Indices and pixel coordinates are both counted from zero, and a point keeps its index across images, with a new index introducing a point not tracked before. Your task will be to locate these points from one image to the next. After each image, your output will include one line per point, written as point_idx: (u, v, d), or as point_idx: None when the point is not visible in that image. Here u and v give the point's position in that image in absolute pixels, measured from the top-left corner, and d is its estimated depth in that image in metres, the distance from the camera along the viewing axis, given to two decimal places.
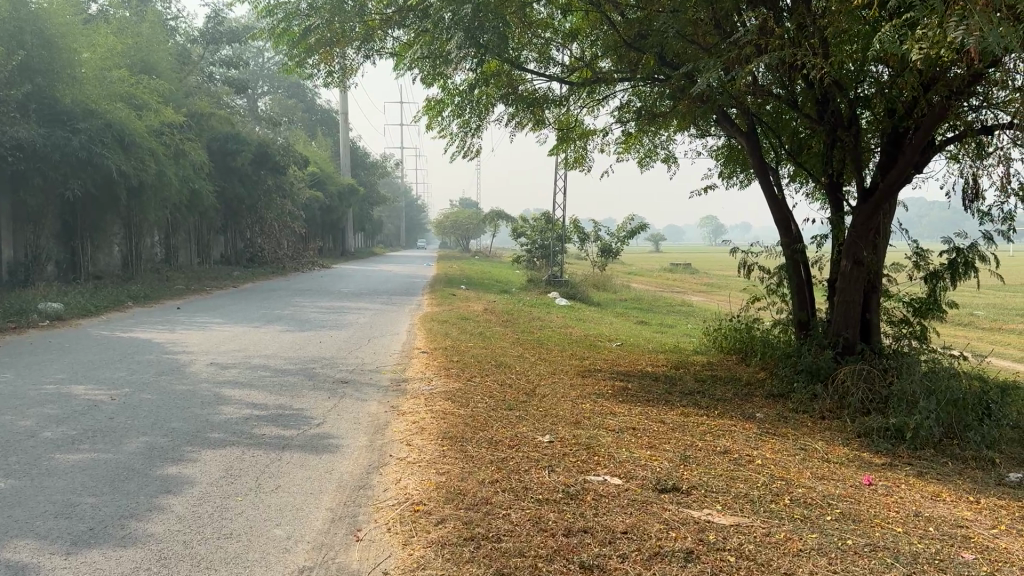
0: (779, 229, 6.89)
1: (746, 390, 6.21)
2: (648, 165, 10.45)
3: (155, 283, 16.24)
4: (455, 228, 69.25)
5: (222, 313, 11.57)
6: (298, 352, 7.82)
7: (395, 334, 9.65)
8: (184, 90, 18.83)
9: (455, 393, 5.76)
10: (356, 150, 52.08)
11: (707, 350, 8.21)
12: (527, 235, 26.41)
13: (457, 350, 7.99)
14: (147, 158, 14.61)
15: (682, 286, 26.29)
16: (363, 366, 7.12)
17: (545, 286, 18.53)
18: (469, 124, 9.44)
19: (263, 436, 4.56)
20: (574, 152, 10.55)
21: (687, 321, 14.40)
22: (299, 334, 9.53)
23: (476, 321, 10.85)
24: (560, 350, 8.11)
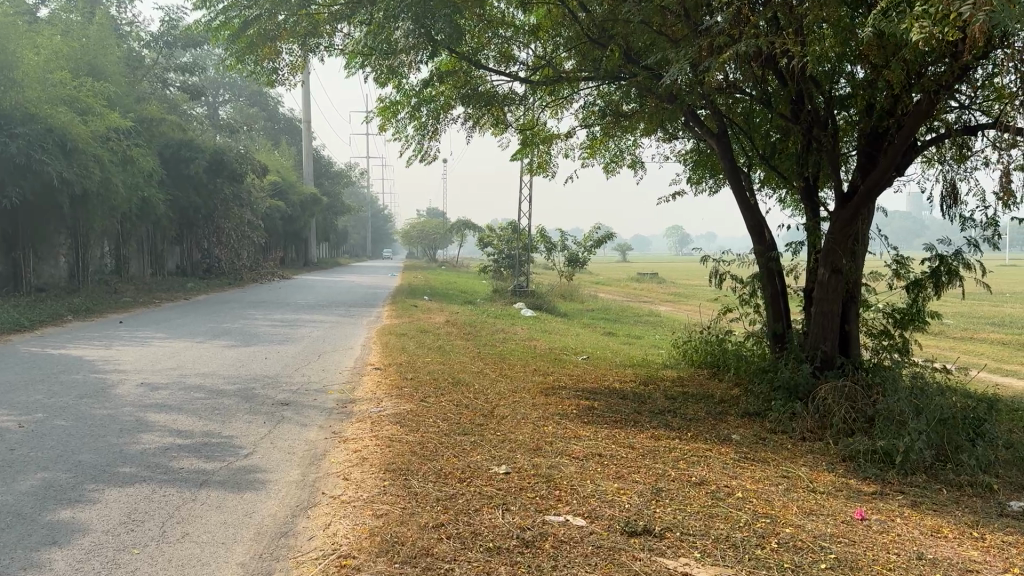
0: (752, 235, 6.47)
1: (720, 408, 5.78)
2: (615, 171, 10.03)
3: (101, 295, 15.44)
4: (421, 238, 68.53)
5: (167, 327, 10.90)
6: (240, 371, 7.23)
7: (348, 349, 9.09)
8: (135, 95, 18.08)
9: (405, 416, 5.24)
10: (319, 159, 51.21)
11: (676, 363, 7.77)
12: (492, 244, 25.94)
13: (413, 367, 7.47)
14: (92, 164, 13.68)
15: (649, 296, 26.04)
16: (308, 386, 6.56)
17: (510, 297, 18.06)
18: (427, 127, 8.95)
19: (182, 471, 4.02)
20: (536, 157, 10.08)
21: (656, 332, 14.03)
22: (245, 350, 8.92)
23: (436, 334, 10.33)
24: (522, 365, 7.62)
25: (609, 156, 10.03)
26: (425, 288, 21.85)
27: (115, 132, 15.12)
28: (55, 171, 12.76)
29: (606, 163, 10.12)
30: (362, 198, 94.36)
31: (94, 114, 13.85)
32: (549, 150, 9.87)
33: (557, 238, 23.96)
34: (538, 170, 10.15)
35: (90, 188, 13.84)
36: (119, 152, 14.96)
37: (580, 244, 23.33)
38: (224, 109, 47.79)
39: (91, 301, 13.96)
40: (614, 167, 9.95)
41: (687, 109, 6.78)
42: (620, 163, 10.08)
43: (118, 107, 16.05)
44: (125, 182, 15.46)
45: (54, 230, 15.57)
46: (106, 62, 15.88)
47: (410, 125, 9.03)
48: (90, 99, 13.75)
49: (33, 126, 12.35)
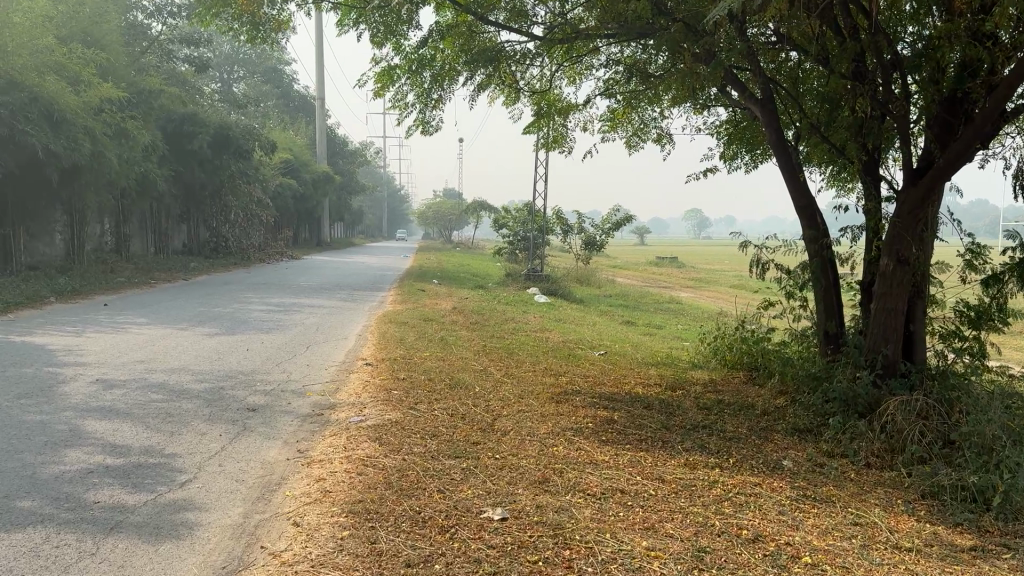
0: (802, 219, 5.56)
1: (762, 422, 4.89)
2: (639, 147, 9.07)
3: (94, 275, 14.70)
4: (436, 219, 67.63)
5: (152, 311, 10.09)
6: (213, 365, 6.38)
7: (342, 339, 8.23)
8: (133, 66, 17.24)
9: (389, 429, 4.38)
10: (333, 137, 50.30)
11: (707, 363, 6.87)
12: (507, 226, 25.12)
13: (408, 362, 6.64)
14: (82, 136, 12.87)
15: (668, 281, 25.19)
16: (285, 386, 5.70)
17: (524, 281, 17.20)
18: (431, 95, 8.06)
19: (96, 508, 3.18)
20: (551, 131, 9.05)
21: (678, 323, 13.07)
22: (228, 339, 8.07)
23: (440, 323, 9.44)
24: (532, 362, 6.76)
25: (633, 129, 9.08)
26: (436, 271, 21.04)
27: (108, 102, 14.27)
28: (40, 142, 11.95)
29: (629, 138, 9.15)
30: (377, 178, 93.44)
31: (84, 84, 12.99)
32: (567, 121, 8.90)
33: (574, 220, 23.21)
34: (554, 146, 9.10)
35: (79, 161, 13.02)
36: (112, 124, 14.13)
37: (598, 227, 22.80)
38: (236, 86, 46.92)
39: (80, 281, 13.19)
40: (638, 141, 9.00)
41: (727, 72, 5.89)
42: (645, 138, 9.11)
43: (114, 78, 15.22)
44: (119, 156, 14.64)
45: (46, 205, 14.81)
46: (101, 28, 15.03)
47: (412, 91, 8.08)
48: (79, 67, 12.88)
49: (16, 94, 11.52)
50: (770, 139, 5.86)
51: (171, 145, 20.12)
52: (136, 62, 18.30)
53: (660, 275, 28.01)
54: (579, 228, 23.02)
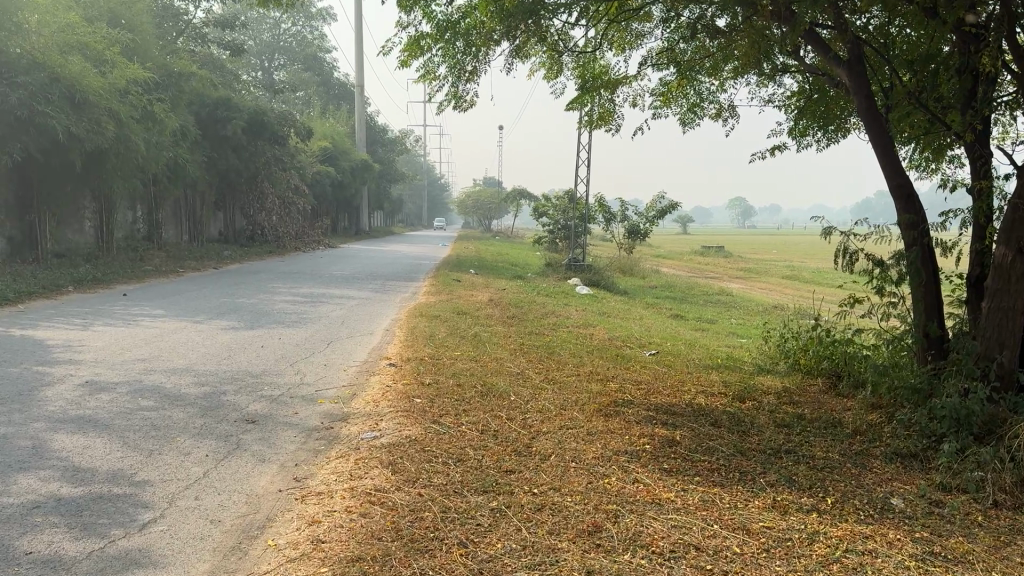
0: (899, 201, 4.72)
1: (856, 445, 4.07)
2: (695, 125, 8.21)
3: (121, 264, 14.26)
4: (476, 207, 66.95)
5: (171, 302, 9.51)
6: (219, 366, 5.72)
7: (367, 335, 7.53)
8: (162, 50, 16.71)
9: (407, 451, 3.65)
10: (373, 125, 49.88)
11: (777, 368, 6.04)
12: (548, 214, 24.37)
13: (436, 363, 5.91)
14: (106, 119, 12.32)
15: (715, 271, 24.25)
16: (294, 391, 5.00)
17: (565, 271, 16.42)
18: (465, 64, 7.31)
19: (24, 562, 2.50)
20: (598, 108, 8.17)
21: (732, 318, 12.13)
22: (245, 333, 7.42)
23: (474, 317, 8.70)
24: (577, 364, 5.98)
25: (687, 105, 8.22)
26: (474, 260, 20.36)
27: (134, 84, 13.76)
28: (62, 125, 11.45)
29: (683, 114, 8.30)
30: (417, 167, 93.17)
31: (108, 65, 12.43)
32: (615, 96, 8.03)
33: (616, 207, 22.36)
34: (600, 124, 8.24)
35: (103, 146, 12.49)
36: (139, 108, 13.61)
37: (642, 215, 22.00)
38: (276, 73, 46.78)
39: (105, 270, 12.71)
40: (694, 118, 8.13)
41: (808, 30, 5.05)
42: (701, 115, 8.25)
43: (142, 60, 14.70)
44: (146, 141, 14.14)
45: (73, 192, 14.38)
46: (129, 8, 14.51)
47: (444, 64, 7.33)
48: (102, 47, 12.34)
49: (35, 74, 11.00)
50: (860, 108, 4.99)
51: (203, 131, 19.69)
52: (166, 45, 17.85)
53: (706, 265, 27.04)
54: (622, 217, 22.15)
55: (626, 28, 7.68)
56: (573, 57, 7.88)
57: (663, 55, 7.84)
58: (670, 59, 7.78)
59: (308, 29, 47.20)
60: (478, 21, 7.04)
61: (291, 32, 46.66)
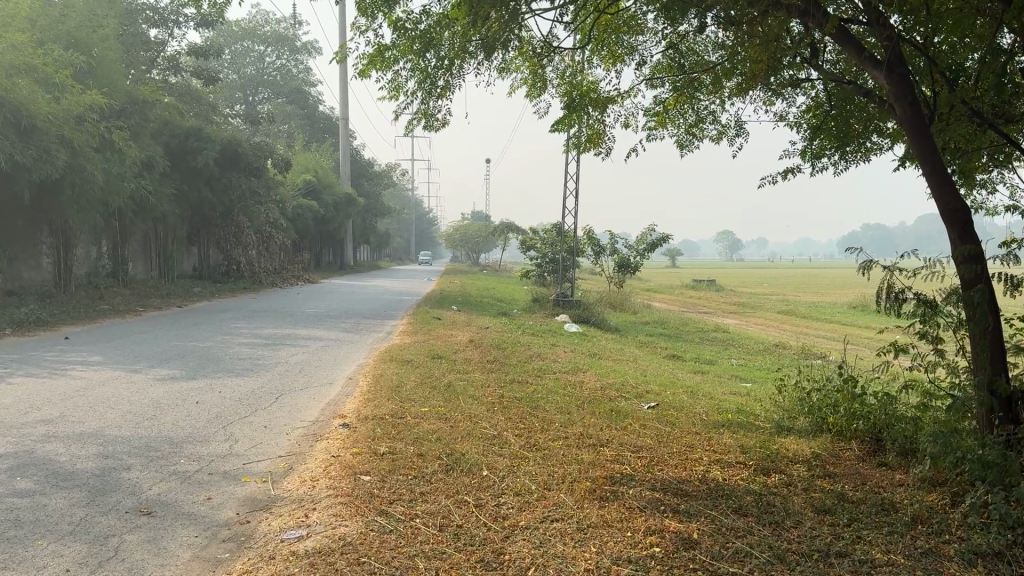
0: (953, 228, 3.91)
1: (921, 541, 3.18)
2: (694, 149, 7.43)
3: (76, 302, 13.28)
4: (463, 241, 66.24)
5: (114, 346, 8.58)
6: (138, 430, 4.81)
7: (326, 385, 6.61)
8: (128, 76, 15.90)
9: (335, 564, 2.73)
10: (359, 158, 49.31)
11: (799, 427, 5.19)
12: (535, 247, 23.64)
13: (400, 423, 5.00)
14: (57, 148, 11.42)
15: (709, 305, 23.51)
16: (218, 466, 4.10)
17: (552, 307, 15.56)
18: (436, 78, 6.51)
19: None
20: (585, 129, 7.35)
21: (732, 359, 11.28)
22: (184, 384, 6.50)
23: (451, 362, 7.80)
24: (565, 423, 5.06)
25: (684, 128, 7.46)
26: (459, 296, 19.51)
27: (92, 111, 12.90)
28: (7, 153, 10.59)
29: (680, 137, 7.53)
30: (405, 201, 92.67)
31: (64, 90, 11.60)
32: (605, 116, 7.23)
33: (605, 240, 21.70)
34: (590, 147, 7.43)
35: (54, 175, 11.57)
36: (97, 136, 12.73)
37: (631, 248, 21.35)
38: (260, 107, 46.26)
39: (55, 309, 11.73)
40: (692, 141, 7.36)
41: (838, 26, 4.30)
42: (700, 138, 7.48)
43: (104, 87, 13.89)
44: (106, 172, 13.27)
45: (25, 225, 13.43)
46: (93, 33, 13.75)
47: (412, 79, 6.53)
48: (56, 71, 11.54)
49: None
50: (901, 117, 4.21)
51: (174, 163, 18.89)
52: (134, 72, 17.09)
53: (697, 299, 26.37)
54: (611, 249, 21.47)
55: (617, 41, 6.93)
56: (556, 73, 7.11)
57: (657, 71, 7.16)
58: (665, 76, 7.09)
59: (292, 63, 46.96)
60: (450, 30, 6.29)
61: (275, 66, 46.52)
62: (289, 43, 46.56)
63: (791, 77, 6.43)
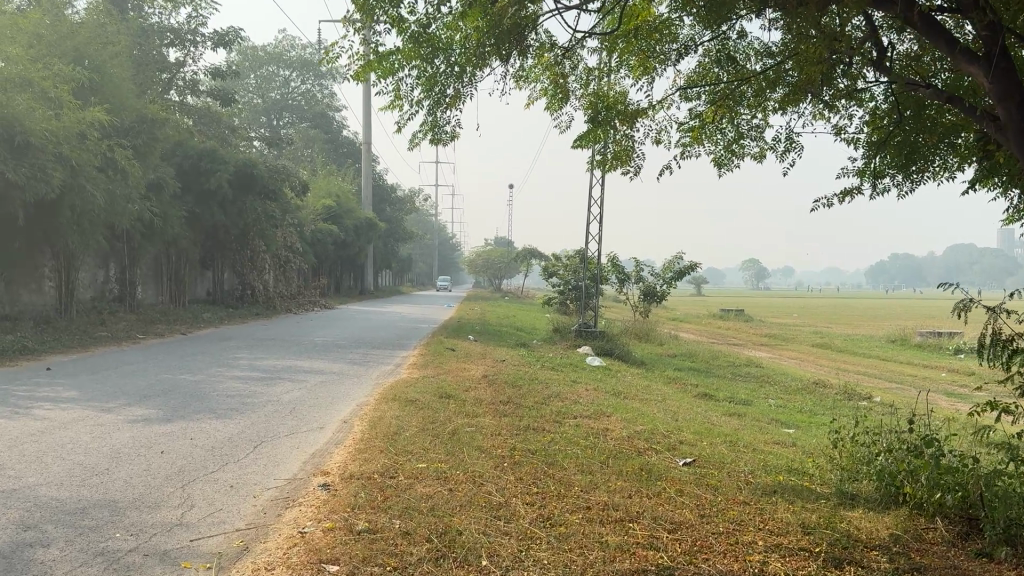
0: None
1: None
2: (733, 168, 6.62)
3: (74, 327, 12.69)
4: (486, 267, 65.62)
5: (96, 379, 7.90)
6: (78, 491, 4.07)
7: (317, 431, 5.84)
8: (139, 95, 15.45)
9: None
10: (382, 183, 49.02)
11: (865, 497, 4.34)
12: (558, 274, 22.88)
13: (390, 485, 4.21)
14: (54, 166, 10.89)
15: (739, 336, 22.55)
16: (156, 546, 3.34)
17: (574, 337, 14.74)
18: (444, 85, 5.80)
19: None
20: (612, 145, 6.55)
21: (769, 400, 10.36)
22: (155, 426, 5.77)
23: (460, 402, 7.00)
24: (586, 488, 4.25)
25: (721, 145, 6.64)
26: (478, 324, 18.75)
27: (96, 129, 12.39)
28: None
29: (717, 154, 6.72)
30: (428, 226, 92.39)
31: (63, 106, 11.09)
32: (634, 131, 6.44)
33: (631, 267, 20.94)
34: (617, 165, 6.60)
35: (51, 195, 11.03)
36: (99, 155, 12.20)
37: (657, 276, 20.60)
38: (283, 131, 46.21)
39: (48, 336, 11.13)
40: (731, 160, 6.55)
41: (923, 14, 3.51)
42: (739, 156, 6.67)
43: (112, 105, 13.40)
44: (110, 192, 12.74)
45: (25, 247, 12.91)
46: (102, 50, 13.30)
47: (416, 88, 5.81)
48: (57, 86, 11.05)
49: None
50: (1003, 125, 3.41)
51: (187, 185, 18.43)
52: (147, 92, 16.68)
53: (727, 329, 25.41)
54: (637, 277, 20.72)
55: (648, 47, 6.18)
56: (581, 83, 6.37)
57: (694, 82, 6.44)
58: (704, 87, 6.37)
59: (317, 88, 47.05)
60: (459, 32, 5.60)
61: (300, 91, 46.59)
62: (314, 68, 46.65)
63: (847, 86, 5.68)
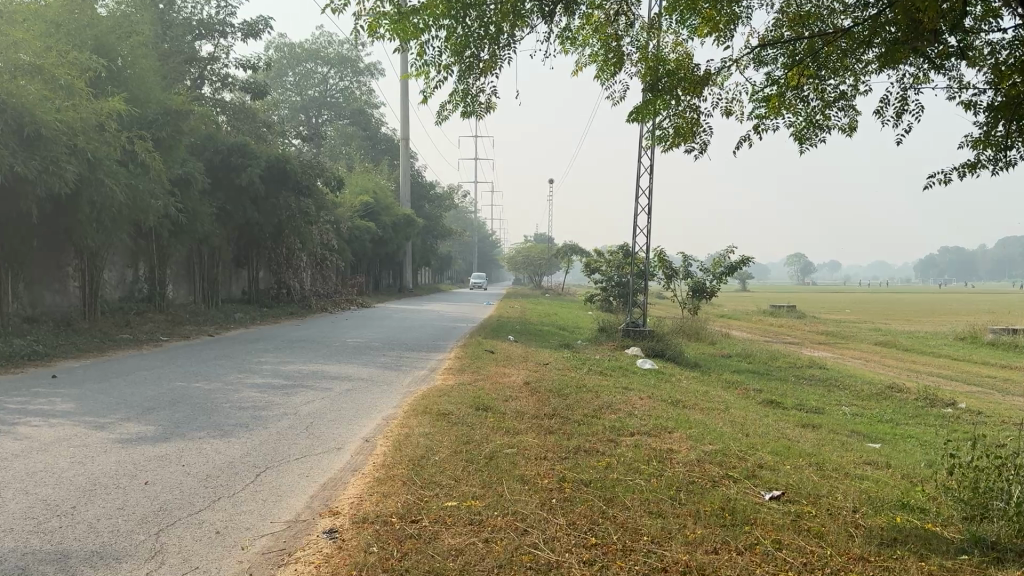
0: None
1: None
2: (817, 144, 5.64)
3: (95, 329, 12.13)
4: (526, 263, 64.76)
5: (101, 389, 7.21)
6: (26, 540, 3.29)
7: (333, 452, 5.02)
8: (165, 86, 14.85)
9: None
10: (420, 180, 48.48)
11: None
12: (601, 270, 21.94)
13: (413, 530, 3.37)
14: (67, 158, 10.29)
15: (794, 334, 21.37)
16: None
17: (621, 337, 13.81)
18: (476, 47, 4.89)
19: None
20: (673, 118, 5.59)
21: (843, 408, 9.30)
22: (147, 448, 5.00)
23: (498, 416, 6.12)
24: (659, 537, 3.37)
25: (803, 116, 5.66)
26: (519, 323, 17.92)
27: (115, 120, 11.78)
28: (7, 165, 9.47)
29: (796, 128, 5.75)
30: (466, 223, 91.80)
31: (78, 96, 10.48)
32: (700, 100, 5.49)
33: (678, 262, 19.89)
34: (679, 142, 5.63)
35: (64, 189, 10.42)
36: (118, 147, 11.60)
37: (707, 271, 19.52)
38: (321, 129, 45.92)
39: (63, 340, 10.54)
40: (815, 133, 5.56)
41: None
42: (823, 129, 5.69)
43: (133, 97, 12.79)
44: (130, 187, 12.13)
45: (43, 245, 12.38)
46: (123, 39, 12.70)
47: (442, 54, 4.89)
48: (71, 76, 10.44)
49: None
50: None
51: (217, 181, 17.86)
52: (174, 84, 16.11)
53: (780, 327, 24.23)
54: (684, 272, 19.66)
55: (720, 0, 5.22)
56: (637, 46, 5.43)
57: (771, 40, 5.46)
58: (784, 45, 5.39)
59: (355, 85, 46.67)
60: None
61: (337, 88, 46.25)
62: (352, 65, 46.28)
63: (969, 35, 4.67)
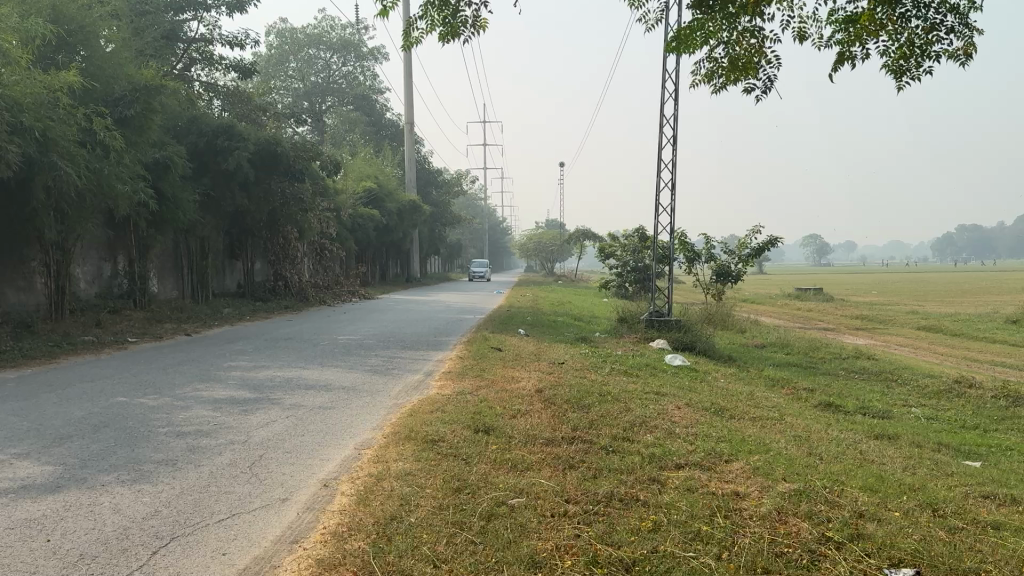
0: None
1: None
2: (920, 76, 4.24)
3: (56, 330, 10.84)
4: (537, 250, 63.37)
5: (19, 409, 5.89)
6: None
7: (275, 508, 3.66)
8: (133, 59, 13.34)
9: None
10: (427, 165, 47.16)
11: None
12: (616, 255, 20.54)
13: None
14: (8, 136, 8.93)
15: (825, 320, 19.94)
16: None
17: (643, 327, 12.41)
18: None
19: None
20: (729, 46, 4.29)
21: (912, 411, 7.88)
22: (23, 505, 3.66)
23: (501, 442, 4.74)
24: None
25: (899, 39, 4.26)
26: (531, 313, 16.56)
27: (70, 95, 10.42)
28: None
29: (890, 59, 4.37)
30: (476, 210, 90.56)
31: (18, 64, 9.11)
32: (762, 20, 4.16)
33: (700, 244, 18.46)
34: (737, 77, 4.36)
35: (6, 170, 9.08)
36: (73, 125, 10.24)
37: (731, 253, 18.08)
38: (325, 116, 44.73)
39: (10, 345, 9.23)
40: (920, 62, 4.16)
41: None
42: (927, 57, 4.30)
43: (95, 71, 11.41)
44: (91, 170, 10.79)
45: None
46: (81, 6, 11.25)
47: None
48: (10, 43, 9.09)
49: None
50: None
51: (203, 165, 16.51)
52: (148, 59, 14.66)
53: (808, 311, 22.80)
54: (707, 255, 18.19)
55: None
56: None
57: None
58: None
59: (359, 70, 45.46)
60: None
61: (341, 74, 45.05)
62: (355, 49, 45.01)
63: None
